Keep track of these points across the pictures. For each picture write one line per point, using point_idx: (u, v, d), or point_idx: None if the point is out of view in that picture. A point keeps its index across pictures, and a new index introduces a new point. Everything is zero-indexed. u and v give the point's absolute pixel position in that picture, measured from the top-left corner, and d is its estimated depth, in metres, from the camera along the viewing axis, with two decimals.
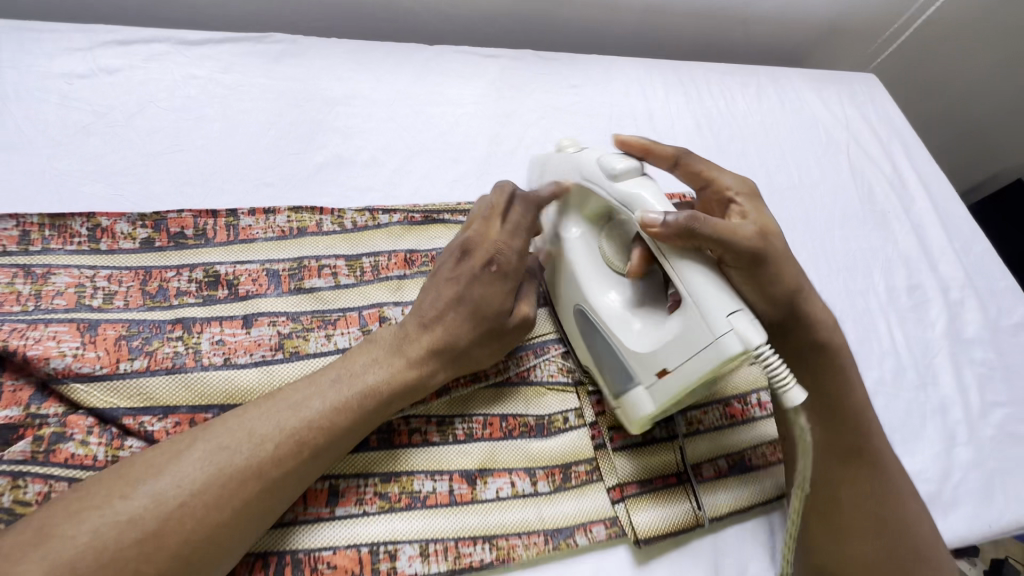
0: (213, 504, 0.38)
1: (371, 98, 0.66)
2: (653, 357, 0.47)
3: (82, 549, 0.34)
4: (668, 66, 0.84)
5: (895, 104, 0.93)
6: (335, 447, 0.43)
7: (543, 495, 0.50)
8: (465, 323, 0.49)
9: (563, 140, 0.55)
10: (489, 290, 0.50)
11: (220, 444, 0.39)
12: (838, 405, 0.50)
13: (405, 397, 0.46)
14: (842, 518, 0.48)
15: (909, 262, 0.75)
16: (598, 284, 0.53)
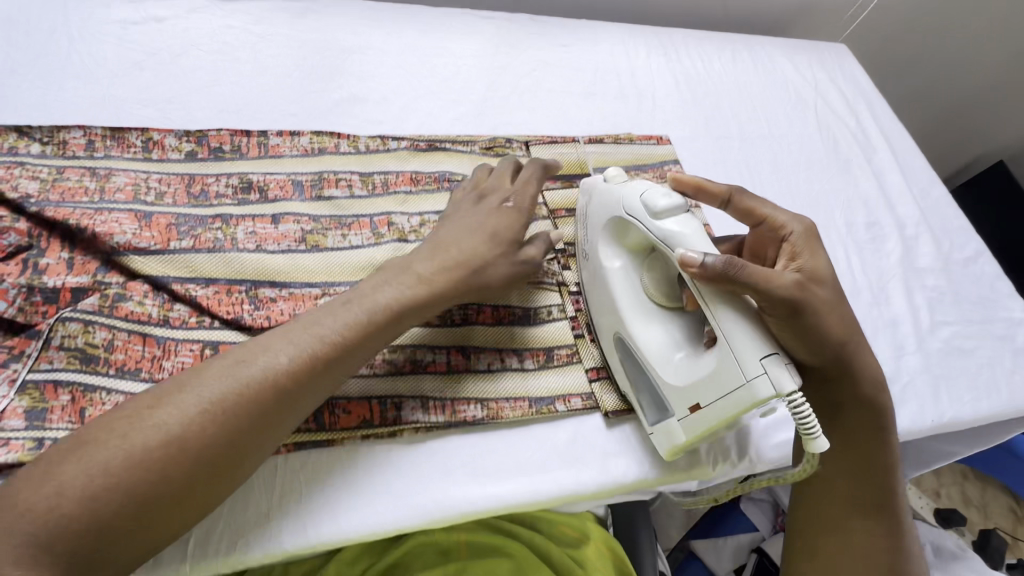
0: (232, 414, 0.40)
1: (382, 48, 0.75)
2: (686, 392, 0.48)
3: (113, 454, 0.37)
4: (651, 31, 0.93)
5: (862, 70, 1.01)
6: (346, 360, 0.45)
7: (529, 370, 0.57)
8: (481, 243, 0.53)
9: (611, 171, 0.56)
10: (504, 219, 0.55)
11: (235, 363, 0.42)
12: (872, 458, 0.54)
13: (418, 312, 0.49)
14: (842, 551, 0.54)
15: (868, 202, 0.83)
16: (637, 314, 0.53)
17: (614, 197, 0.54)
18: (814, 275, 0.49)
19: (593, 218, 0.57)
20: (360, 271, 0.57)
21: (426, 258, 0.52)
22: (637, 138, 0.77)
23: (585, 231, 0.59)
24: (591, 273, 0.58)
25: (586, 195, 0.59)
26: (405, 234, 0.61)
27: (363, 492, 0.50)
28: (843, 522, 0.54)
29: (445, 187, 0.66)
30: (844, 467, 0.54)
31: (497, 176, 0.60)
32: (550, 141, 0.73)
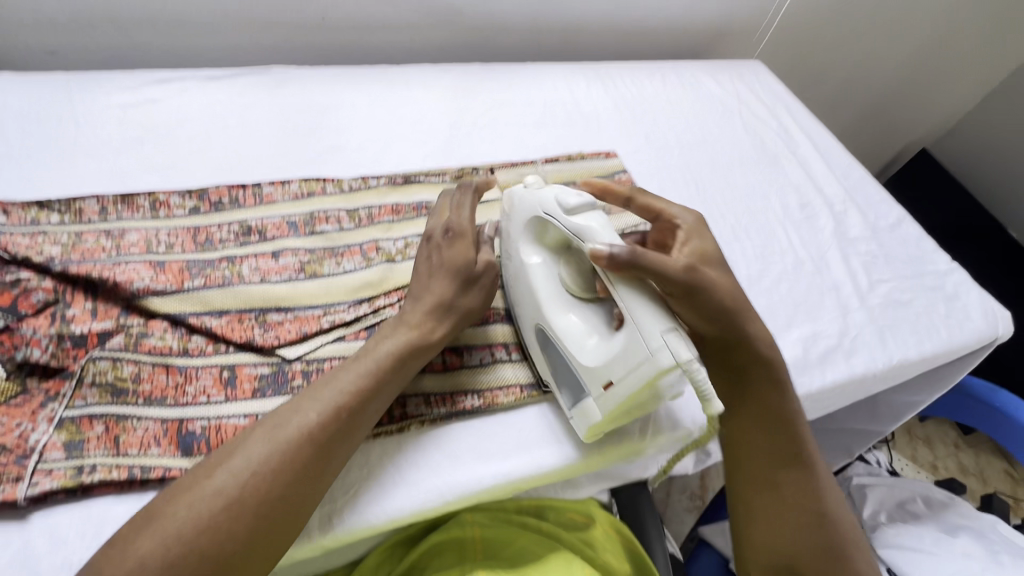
0: (280, 471, 0.45)
1: (354, 105, 0.86)
2: (601, 370, 0.54)
3: (184, 520, 0.41)
4: (589, 67, 1.05)
5: (777, 80, 1.15)
6: (369, 407, 0.51)
7: (516, 361, 0.65)
8: (439, 282, 0.58)
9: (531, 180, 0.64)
10: (451, 252, 0.59)
11: (274, 423, 0.47)
12: (780, 414, 0.59)
13: (418, 355, 0.55)
14: (777, 511, 0.57)
15: (798, 188, 0.94)
16: (554, 305, 0.60)
17: (534, 199, 0.61)
18: (702, 256, 0.59)
19: (517, 217, 0.64)
20: (356, 291, 0.64)
21: (409, 311, 0.57)
22: (587, 155, 0.87)
23: (508, 230, 0.66)
24: (513, 271, 0.65)
25: (511, 195, 0.66)
26: (393, 256, 0.69)
27: (379, 482, 0.54)
28: (773, 481, 0.58)
29: (424, 213, 0.74)
30: (753, 430, 0.60)
31: (437, 211, 0.63)
32: (512, 165, 0.83)
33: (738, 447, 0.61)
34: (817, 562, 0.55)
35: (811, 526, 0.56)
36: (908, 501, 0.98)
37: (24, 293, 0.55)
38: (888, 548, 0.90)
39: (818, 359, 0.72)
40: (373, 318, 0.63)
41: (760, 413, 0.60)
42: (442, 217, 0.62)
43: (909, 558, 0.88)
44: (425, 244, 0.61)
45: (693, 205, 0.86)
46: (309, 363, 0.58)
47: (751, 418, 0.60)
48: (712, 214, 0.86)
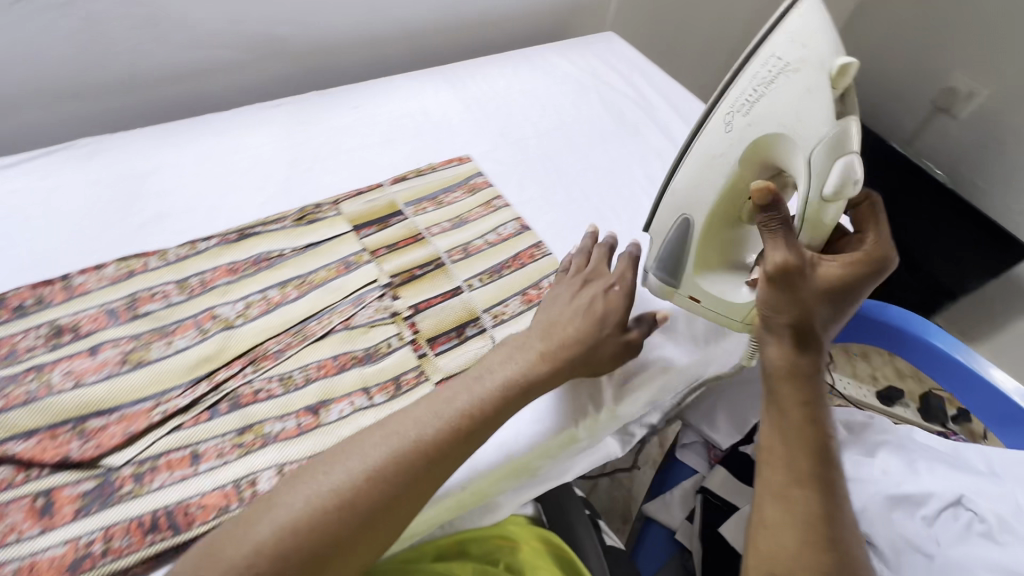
0: (389, 481, 0.51)
1: (177, 164, 0.79)
2: (709, 294, 0.70)
3: (266, 539, 0.46)
4: (436, 71, 1.02)
5: (631, 48, 1.15)
6: (451, 457, 0.54)
7: (381, 404, 0.60)
8: (592, 330, 0.64)
9: (840, 70, 0.52)
10: (612, 305, 0.67)
11: (360, 460, 0.51)
12: (812, 422, 0.55)
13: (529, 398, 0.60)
14: (784, 525, 0.52)
15: (661, 153, 0.93)
16: (714, 224, 0.67)
17: (821, 129, 0.54)
18: (859, 292, 0.59)
19: (791, 87, 0.56)
20: (192, 369, 0.59)
21: (537, 340, 0.62)
22: (439, 166, 0.84)
23: (761, 97, 0.58)
24: (731, 137, 0.61)
25: (818, 25, 0.55)
26: (232, 321, 0.64)
27: None
28: (784, 492, 0.53)
29: (265, 265, 0.69)
30: (778, 429, 0.56)
31: (597, 261, 0.71)
32: (357, 194, 0.78)
33: (766, 447, 0.56)
34: None
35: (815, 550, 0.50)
36: None
37: None
38: None
39: None
40: (213, 396, 0.58)
41: (795, 423, 0.55)
42: (599, 257, 0.71)
43: None
44: (570, 277, 0.69)
45: (557, 192, 0.84)
46: (141, 464, 0.53)
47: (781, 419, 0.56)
48: (576, 198, 0.84)
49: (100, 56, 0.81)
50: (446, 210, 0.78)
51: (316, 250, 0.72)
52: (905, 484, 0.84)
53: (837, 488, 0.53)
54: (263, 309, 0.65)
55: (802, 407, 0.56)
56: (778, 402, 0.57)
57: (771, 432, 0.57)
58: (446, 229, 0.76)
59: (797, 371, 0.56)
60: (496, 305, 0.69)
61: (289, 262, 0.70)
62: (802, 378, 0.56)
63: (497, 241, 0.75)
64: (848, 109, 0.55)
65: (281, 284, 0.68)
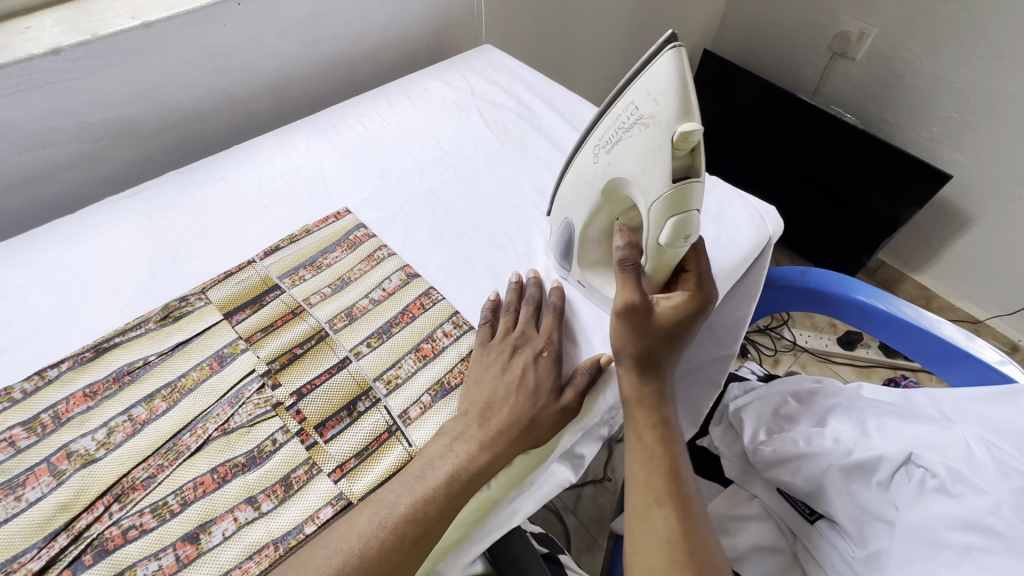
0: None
1: (21, 283, 0.72)
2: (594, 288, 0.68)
3: None
4: (306, 122, 0.96)
5: (509, 58, 1.11)
6: (428, 533, 0.54)
7: (269, 513, 0.54)
8: (524, 406, 0.60)
9: (681, 137, 0.46)
10: (541, 374, 0.63)
11: (335, 548, 0.51)
12: (661, 444, 0.61)
13: (467, 488, 0.56)
14: (650, 543, 0.58)
15: (550, 163, 0.90)
16: (592, 234, 0.64)
17: (663, 188, 0.50)
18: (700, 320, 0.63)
19: (639, 141, 0.50)
20: (47, 523, 0.53)
21: (475, 427, 0.59)
22: (314, 227, 0.79)
23: (621, 140, 0.53)
24: (597, 169, 0.57)
25: (669, 80, 0.46)
26: (92, 454, 0.57)
27: None
28: (648, 515, 0.59)
29: (128, 380, 0.63)
30: (637, 458, 0.62)
31: (524, 323, 0.67)
32: (225, 278, 0.72)
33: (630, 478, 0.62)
34: None
35: (679, 561, 0.56)
36: (782, 405, 0.97)
37: None
38: (772, 469, 0.88)
39: (603, 345, 0.68)
40: (74, 549, 0.51)
41: (652, 445, 0.61)
42: (527, 317, 0.67)
43: (792, 472, 0.85)
44: (496, 342, 0.65)
45: (445, 228, 0.80)
46: None
47: (637, 448, 0.62)
48: (466, 229, 0.80)
49: None
50: (324, 274, 0.73)
51: (184, 351, 0.66)
52: (857, 450, 0.82)
53: (689, 498, 0.60)
54: (127, 432, 0.59)
55: (655, 429, 0.62)
56: (634, 428, 0.62)
57: (631, 461, 0.63)
58: (327, 295, 0.71)
59: (647, 398, 0.61)
60: (388, 369, 0.64)
61: (155, 371, 0.64)
62: (653, 402, 0.62)
63: (383, 297, 0.70)
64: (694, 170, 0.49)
65: (146, 398, 0.61)
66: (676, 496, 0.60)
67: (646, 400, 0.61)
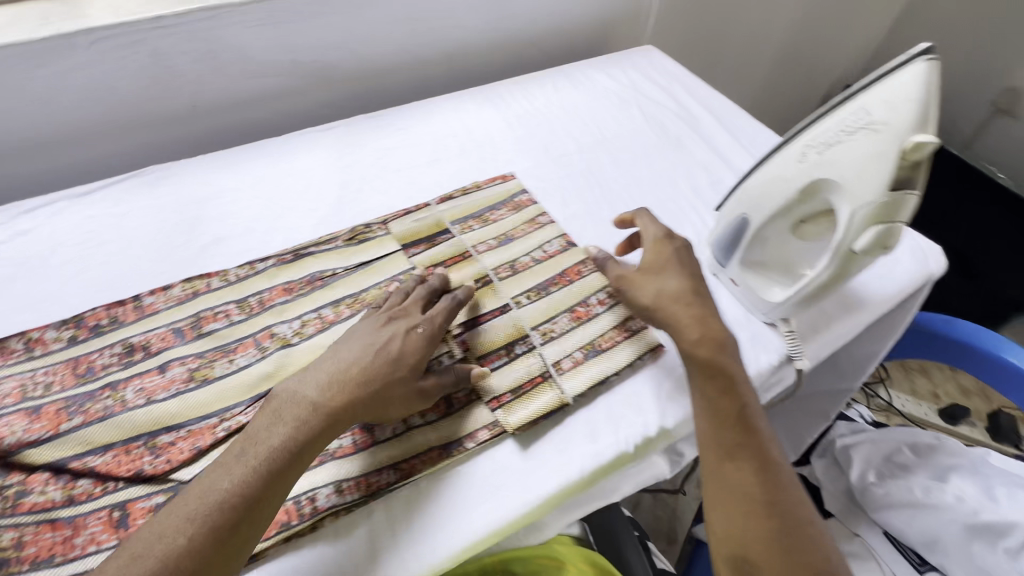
0: (223, 512, 0.47)
1: (235, 187, 0.83)
2: (749, 287, 0.70)
3: None
4: (477, 90, 1.03)
5: (672, 60, 1.14)
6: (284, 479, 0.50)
7: (433, 422, 0.60)
8: (378, 370, 0.56)
9: (913, 146, 0.48)
10: (406, 344, 0.59)
11: (210, 486, 0.48)
12: (729, 400, 0.59)
13: (330, 431, 0.53)
14: (727, 498, 0.54)
15: (706, 166, 0.92)
16: (764, 235, 0.66)
17: (876, 196, 0.51)
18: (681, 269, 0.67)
19: (862, 147, 0.52)
20: (252, 387, 0.61)
21: (320, 386, 0.54)
22: (483, 184, 0.85)
23: (837, 144, 0.54)
24: (796, 170, 0.59)
25: (917, 93, 0.49)
26: (289, 340, 0.66)
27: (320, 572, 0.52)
28: (721, 470, 0.56)
29: (320, 285, 0.71)
30: (704, 414, 0.59)
31: (410, 301, 0.64)
32: (405, 215, 0.80)
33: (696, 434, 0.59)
34: (775, 554, 0.51)
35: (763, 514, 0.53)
36: (896, 453, 0.92)
37: None
38: None
39: (749, 342, 0.69)
40: None
41: (713, 397, 0.59)
42: (427, 291, 0.66)
43: (905, 518, 0.84)
44: (388, 308, 0.63)
45: (602, 208, 0.84)
46: None
47: (702, 404, 0.59)
48: (622, 212, 0.84)
49: (168, 88, 0.86)
50: (491, 228, 0.79)
51: (367, 270, 0.73)
52: (984, 512, 0.78)
53: (767, 451, 0.57)
54: (318, 327, 0.67)
55: (711, 381, 0.60)
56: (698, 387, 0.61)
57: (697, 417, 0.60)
58: (492, 247, 0.76)
59: (698, 347, 0.61)
60: (545, 322, 0.69)
61: (341, 282, 0.72)
62: (714, 363, 0.60)
63: (543, 258, 0.75)
64: (913, 183, 0.51)
65: (334, 304, 0.70)
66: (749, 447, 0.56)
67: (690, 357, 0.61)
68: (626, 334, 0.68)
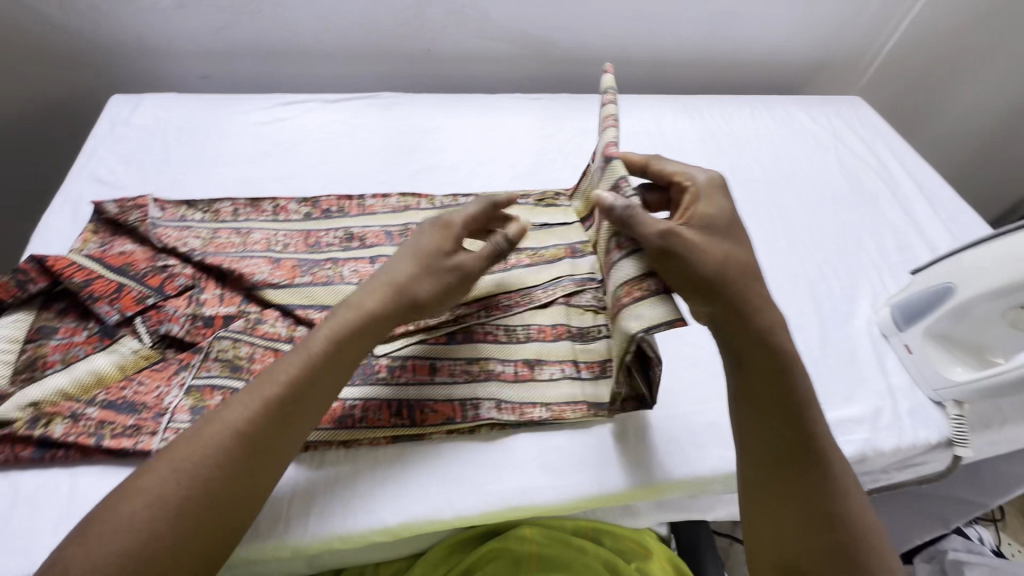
0: (275, 403, 0.49)
1: (449, 128, 0.93)
2: (926, 360, 0.68)
3: (190, 455, 0.46)
4: (675, 98, 1.06)
5: (879, 118, 1.10)
6: (326, 378, 0.52)
7: (587, 378, 0.64)
8: (407, 269, 0.57)
9: None
10: (434, 247, 0.58)
11: (263, 382, 0.51)
12: (785, 402, 0.54)
13: (351, 330, 0.54)
14: (778, 508, 0.52)
15: (897, 229, 0.89)
16: (967, 310, 0.64)
17: None
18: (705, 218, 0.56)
19: None
20: None
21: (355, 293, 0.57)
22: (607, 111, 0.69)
23: None
24: None
25: None
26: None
27: (457, 471, 0.58)
28: (772, 478, 0.53)
29: None
30: (755, 417, 0.54)
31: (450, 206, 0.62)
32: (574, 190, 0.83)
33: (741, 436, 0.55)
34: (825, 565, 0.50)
35: (818, 526, 0.51)
36: None
37: (170, 276, 0.65)
38: None
39: (908, 414, 0.68)
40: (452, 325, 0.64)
41: (766, 394, 0.54)
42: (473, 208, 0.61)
43: None
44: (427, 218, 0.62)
45: (779, 239, 0.85)
46: (393, 360, 0.62)
47: (750, 407, 0.54)
48: (798, 251, 0.84)
49: (416, 30, 0.98)
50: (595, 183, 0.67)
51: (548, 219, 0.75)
52: None
53: (824, 457, 0.53)
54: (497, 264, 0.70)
55: (771, 376, 0.54)
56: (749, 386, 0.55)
57: (740, 420, 0.55)
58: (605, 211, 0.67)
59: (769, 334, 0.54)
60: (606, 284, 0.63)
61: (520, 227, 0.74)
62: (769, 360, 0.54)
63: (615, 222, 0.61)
64: None
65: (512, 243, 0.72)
66: (803, 455, 0.53)
67: (744, 347, 0.54)
68: (636, 297, 0.54)
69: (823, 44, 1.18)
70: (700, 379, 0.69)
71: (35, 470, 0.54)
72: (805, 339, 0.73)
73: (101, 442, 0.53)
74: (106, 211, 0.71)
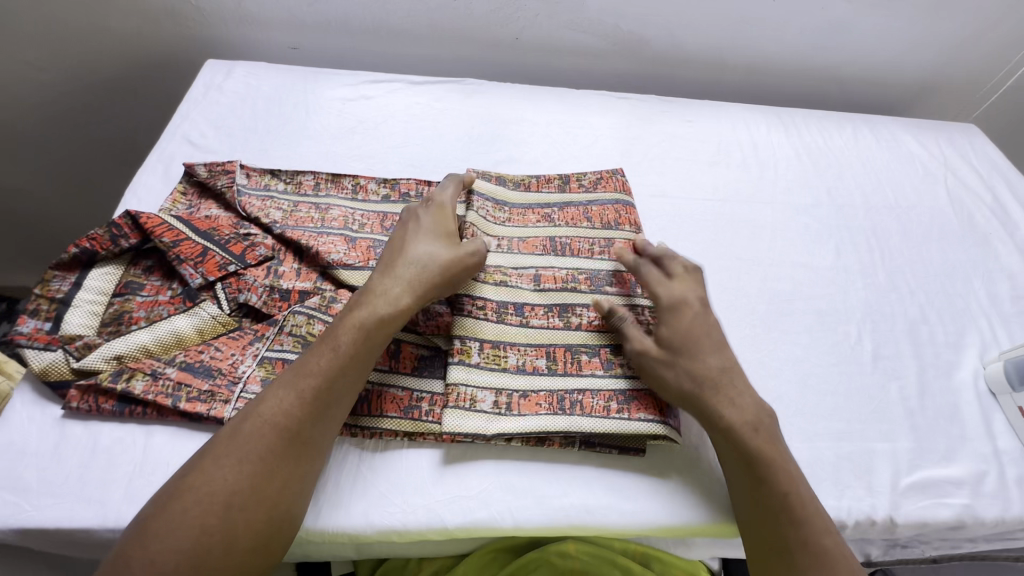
0: (311, 394, 0.49)
1: (532, 121, 0.90)
2: None
3: (230, 454, 0.45)
4: (769, 109, 1.00)
5: (997, 150, 1.00)
6: (357, 362, 0.51)
7: None
8: (406, 241, 0.58)
9: None
10: (427, 220, 0.60)
11: (297, 374, 0.50)
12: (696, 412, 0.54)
13: (369, 299, 0.53)
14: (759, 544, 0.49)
15: (1013, 276, 0.80)
16: None
17: None
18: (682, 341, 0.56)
19: None
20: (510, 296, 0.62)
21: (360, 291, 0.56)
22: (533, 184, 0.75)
23: None
24: None
25: None
26: (508, 278, 0.63)
27: (518, 478, 0.55)
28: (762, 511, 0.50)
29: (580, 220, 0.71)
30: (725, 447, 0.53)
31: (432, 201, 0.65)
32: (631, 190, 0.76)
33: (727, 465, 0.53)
34: None
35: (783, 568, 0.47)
36: None
37: (250, 246, 0.65)
38: None
39: (1016, 483, 0.61)
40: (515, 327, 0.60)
41: (724, 459, 0.53)
42: (452, 194, 0.64)
43: None
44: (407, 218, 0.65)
45: (877, 274, 0.78)
46: None
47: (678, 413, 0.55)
48: (898, 288, 0.77)
49: (508, 17, 0.95)
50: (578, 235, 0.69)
51: (592, 226, 0.70)
52: None
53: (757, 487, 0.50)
54: (532, 276, 0.64)
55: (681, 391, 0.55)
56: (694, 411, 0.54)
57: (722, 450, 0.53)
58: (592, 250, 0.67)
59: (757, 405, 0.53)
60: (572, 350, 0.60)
61: (562, 232, 0.69)
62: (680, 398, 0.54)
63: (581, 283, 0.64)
64: None
65: (548, 251, 0.66)
66: (775, 509, 0.49)
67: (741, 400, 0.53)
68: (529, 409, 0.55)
69: (937, 64, 1.08)
70: (784, 414, 0.63)
71: (114, 423, 0.55)
72: (902, 385, 0.67)
73: (178, 403, 0.54)
74: (197, 174, 0.72)
